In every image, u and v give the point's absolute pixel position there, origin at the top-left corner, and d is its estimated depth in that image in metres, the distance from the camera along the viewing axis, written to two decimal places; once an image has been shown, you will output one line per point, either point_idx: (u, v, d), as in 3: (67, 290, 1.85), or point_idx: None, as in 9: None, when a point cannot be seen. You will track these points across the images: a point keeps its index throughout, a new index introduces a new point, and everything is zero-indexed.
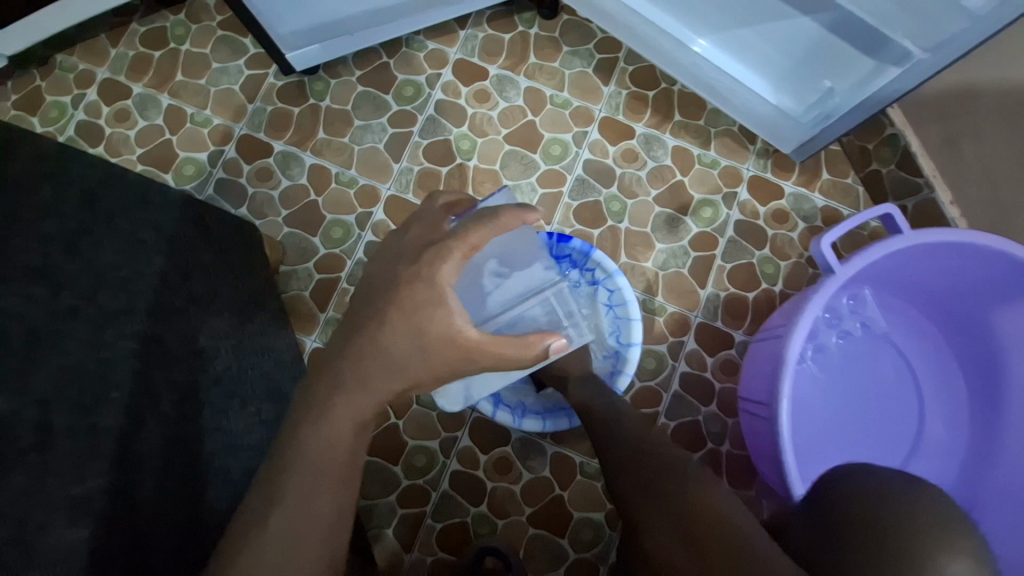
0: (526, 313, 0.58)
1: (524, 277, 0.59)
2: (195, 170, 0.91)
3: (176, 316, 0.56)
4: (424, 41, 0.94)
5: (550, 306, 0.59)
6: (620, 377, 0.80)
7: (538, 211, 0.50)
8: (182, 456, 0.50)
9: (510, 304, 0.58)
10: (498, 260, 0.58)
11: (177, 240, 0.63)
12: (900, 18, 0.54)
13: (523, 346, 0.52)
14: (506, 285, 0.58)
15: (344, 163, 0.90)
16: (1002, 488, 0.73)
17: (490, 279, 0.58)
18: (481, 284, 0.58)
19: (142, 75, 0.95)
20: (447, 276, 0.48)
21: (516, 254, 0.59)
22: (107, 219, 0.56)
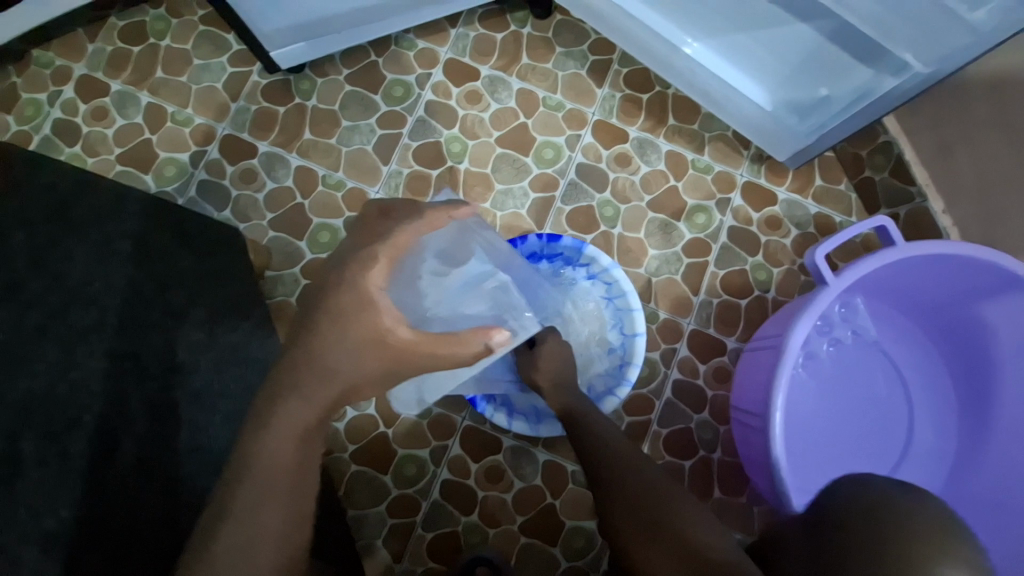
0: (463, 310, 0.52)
1: (457, 271, 0.52)
2: (176, 171, 0.88)
3: (150, 329, 0.54)
4: (415, 40, 0.92)
5: (492, 299, 0.53)
6: (629, 369, 0.79)
7: (469, 205, 0.51)
8: (160, 478, 0.49)
9: (445, 303, 0.52)
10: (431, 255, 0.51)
11: (150, 249, 0.60)
12: (904, 32, 0.53)
13: (459, 343, 0.47)
14: (441, 283, 0.51)
15: (331, 165, 0.88)
16: (984, 493, 0.75)
17: (423, 279, 0.51)
18: (417, 284, 0.50)
19: (120, 71, 0.91)
20: (376, 279, 0.46)
21: (448, 247, 0.52)
22: (76, 231, 0.53)
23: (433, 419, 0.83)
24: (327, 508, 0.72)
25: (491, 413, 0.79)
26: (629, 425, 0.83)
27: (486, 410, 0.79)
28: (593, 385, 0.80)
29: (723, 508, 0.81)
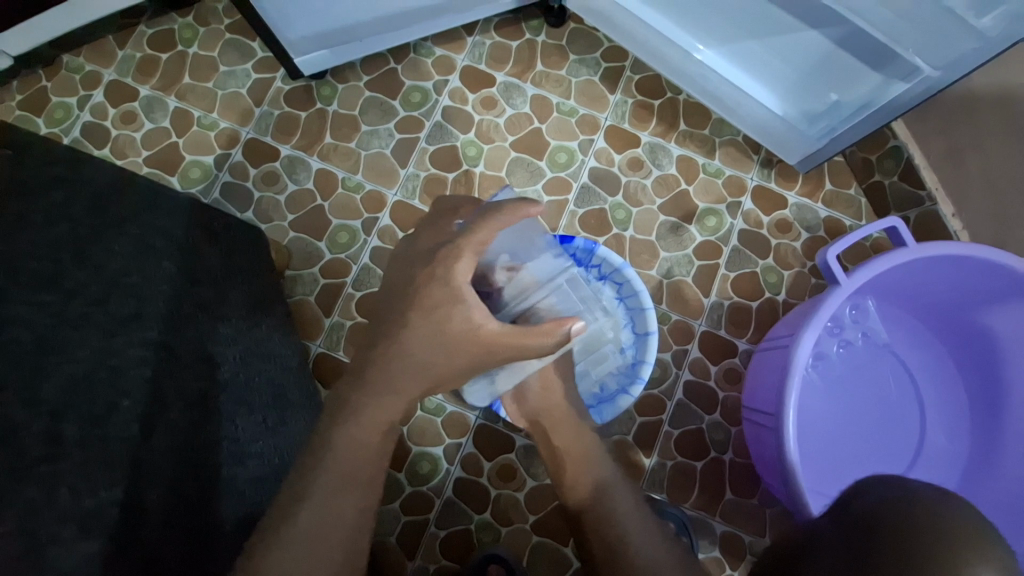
0: (539, 302, 0.57)
1: (530, 267, 0.58)
2: (201, 173, 0.91)
3: (185, 321, 0.56)
4: (432, 47, 0.95)
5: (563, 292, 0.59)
6: (642, 367, 0.80)
7: (540, 205, 0.52)
8: (193, 466, 0.50)
9: (521, 296, 0.57)
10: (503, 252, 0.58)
11: (185, 246, 0.62)
12: (912, 36, 0.55)
13: (541, 333, 0.51)
14: (515, 278, 0.57)
15: (350, 168, 0.90)
16: (998, 496, 0.74)
17: (499, 274, 0.57)
18: (493, 278, 0.57)
19: (148, 77, 0.95)
20: (461, 273, 0.51)
21: (519, 245, 0.58)
22: (116, 224, 0.55)
23: (447, 417, 0.84)
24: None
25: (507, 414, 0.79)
26: (640, 426, 0.84)
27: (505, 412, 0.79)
28: (607, 385, 0.81)
29: (735, 510, 0.81)
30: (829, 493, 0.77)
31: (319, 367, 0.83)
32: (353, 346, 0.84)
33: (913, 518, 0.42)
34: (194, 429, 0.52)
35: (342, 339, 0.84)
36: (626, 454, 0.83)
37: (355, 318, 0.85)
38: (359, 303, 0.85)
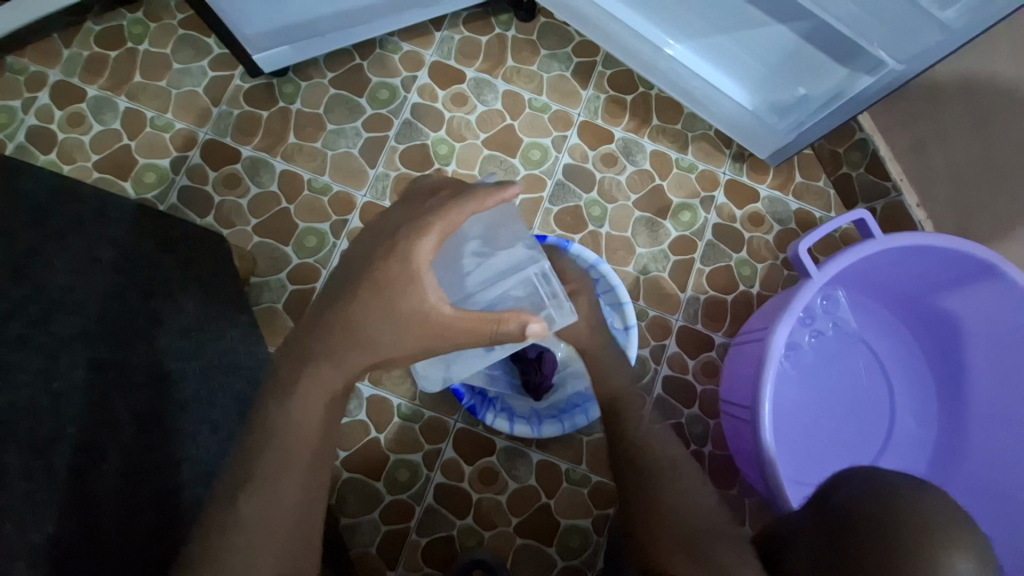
0: (500, 293, 0.55)
1: (498, 257, 0.56)
2: (156, 177, 0.86)
3: (136, 338, 0.53)
4: (399, 43, 0.92)
5: (527, 283, 0.56)
6: None
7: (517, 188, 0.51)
8: (146, 492, 0.48)
9: (482, 283, 0.55)
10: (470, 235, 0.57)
11: (134, 258, 0.59)
12: (879, 31, 0.55)
13: (495, 321, 0.50)
14: (480, 266, 0.56)
15: (316, 169, 0.87)
16: (967, 475, 0.77)
17: (463, 259, 0.56)
18: (459, 264, 0.56)
19: (97, 77, 0.89)
20: (425, 252, 0.49)
21: (491, 229, 0.57)
22: (57, 236, 0.51)
23: (425, 422, 0.82)
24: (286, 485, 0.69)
25: (493, 421, 0.76)
26: None
27: (489, 420, 0.76)
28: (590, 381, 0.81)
29: None
30: (805, 481, 0.78)
31: None
32: None
33: (888, 506, 0.42)
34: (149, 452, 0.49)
35: None
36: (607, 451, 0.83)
37: None
38: None
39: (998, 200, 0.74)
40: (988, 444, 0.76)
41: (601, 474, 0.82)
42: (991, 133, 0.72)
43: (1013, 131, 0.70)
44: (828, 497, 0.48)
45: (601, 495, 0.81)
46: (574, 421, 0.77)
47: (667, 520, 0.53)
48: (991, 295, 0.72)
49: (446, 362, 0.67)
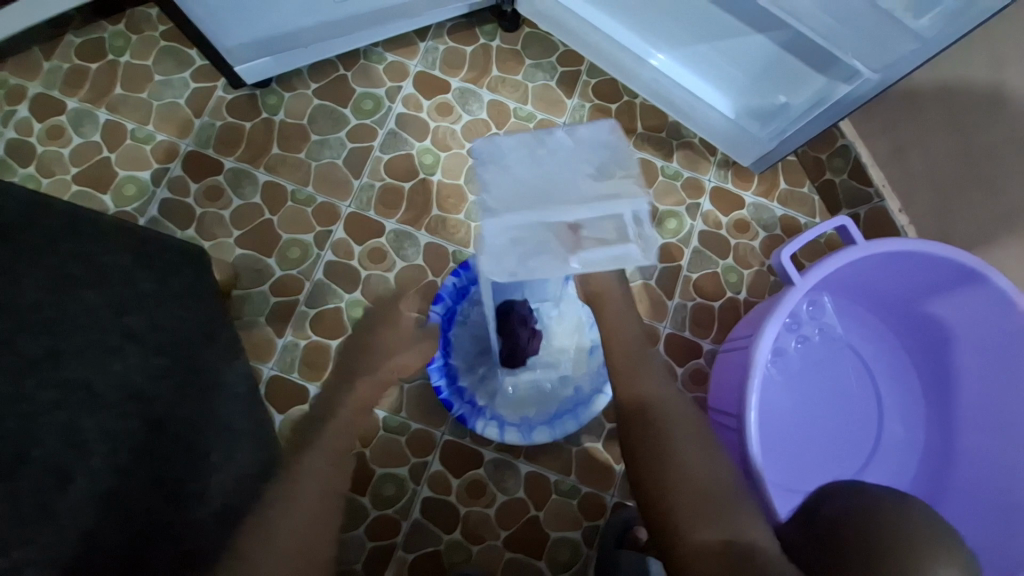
0: (596, 216, 0.61)
1: (608, 181, 0.62)
2: (136, 189, 0.85)
3: (109, 357, 0.48)
4: (383, 53, 0.92)
5: (621, 222, 0.62)
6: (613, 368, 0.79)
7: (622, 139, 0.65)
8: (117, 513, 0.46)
9: (588, 199, 0.60)
10: (583, 155, 0.64)
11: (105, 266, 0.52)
12: (851, 39, 0.55)
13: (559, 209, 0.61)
14: (591, 184, 0.62)
15: (300, 180, 0.86)
16: (958, 482, 0.77)
17: (575, 175, 0.63)
18: (565, 169, 0.64)
19: (77, 89, 0.88)
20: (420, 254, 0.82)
21: (604, 160, 0.64)
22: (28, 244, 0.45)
23: (412, 435, 0.81)
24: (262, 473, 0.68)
25: (483, 428, 0.76)
26: (609, 432, 0.83)
27: (479, 428, 0.76)
28: (580, 387, 0.80)
29: None
30: (793, 488, 0.78)
31: (274, 392, 0.80)
32: (311, 367, 0.81)
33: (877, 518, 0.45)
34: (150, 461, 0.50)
35: (295, 361, 0.81)
36: (596, 461, 0.82)
37: (310, 337, 0.82)
38: (314, 320, 0.82)
39: (979, 205, 0.75)
40: (975, 450, 0.76)
41: (590, 485, 0.81)
42: (970, 138, 0.73)
43: (990, 137, 0.71)
44: (817, 511, 0.53)
45: (590, 507, 0.81)
46: (563, 429, 0.77)
47: (685, 479, 0.53)
48: (973, 299, 0.73)
49: (518, 258, 0.62)
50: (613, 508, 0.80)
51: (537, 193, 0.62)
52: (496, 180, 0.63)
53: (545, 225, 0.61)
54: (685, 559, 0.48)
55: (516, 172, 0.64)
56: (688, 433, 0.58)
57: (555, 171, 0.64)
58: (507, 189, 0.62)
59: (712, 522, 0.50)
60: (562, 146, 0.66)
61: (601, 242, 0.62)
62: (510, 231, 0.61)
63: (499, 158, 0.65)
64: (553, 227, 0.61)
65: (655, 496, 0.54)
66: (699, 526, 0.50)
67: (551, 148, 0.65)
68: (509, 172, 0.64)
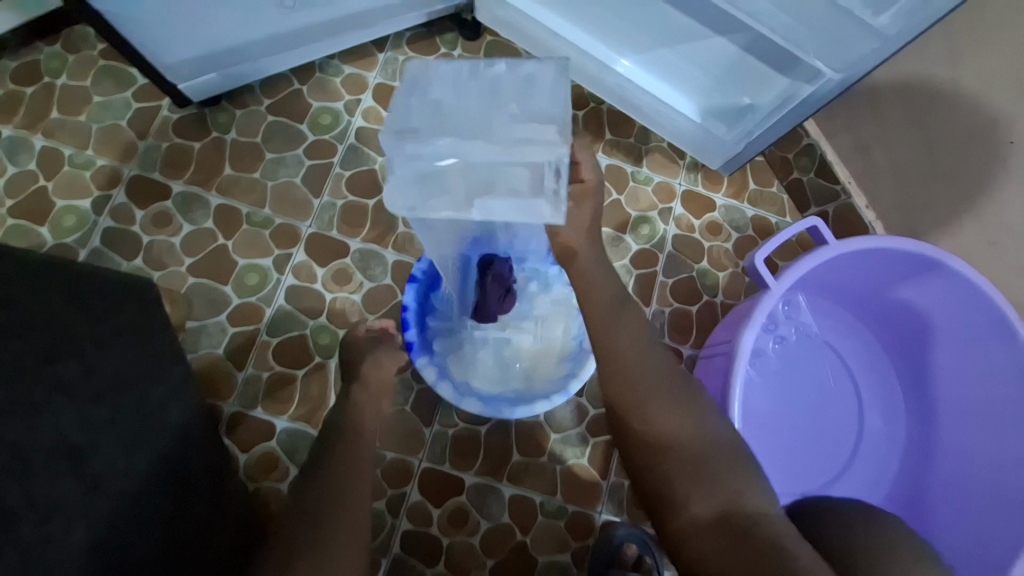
0: (508, 160, 0.54)
1: (533, 125, 0.54)
2: (76, 220, 0.79)
3: (37, 413, 0.42)
4: (340, 66, 0.88)
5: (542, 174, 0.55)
6: (572, 382, 0.73)
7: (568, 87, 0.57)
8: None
9: (506, 140, 0.53)
10: (510, 96, 0.56)
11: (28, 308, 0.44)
12: (812, 41, 0.55)
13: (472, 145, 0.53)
14: (515, 126, 0.54)
15: (256, 202, 0.82)
16: (940, 475, 0.77)
17: (498, 114, 0.55)
18: (491, 105, 0.56)
19: (7, 114, 0.82)
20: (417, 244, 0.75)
21: (538, 104, 0.56)
22: None
23: (388, 465, 0.77)
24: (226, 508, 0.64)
25: (423, 365, 0.73)
26: (593, 448, 0.81)
27: (421, 364, 0.73)
28: (534, 387, 0.75)
29: None
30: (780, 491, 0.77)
31: (237, 429, 0.75)
32: (276, 400, 0.76)
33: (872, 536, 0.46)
34: (101, 524, 0.44)
35: (259, 394, 0.76)
36: (582, 479, 0.80)
37: (273, 368, 0.77)
38: (276, 349, 0.78)
39: (943, 200, 0.76)
40: (954, 443, 0.77)
41: (577, 504, 0.79)
42: (930, 134, 0.74)
43: (949, 133, 0.72)
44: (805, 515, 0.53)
45: (578, 527, 0.78)
46: (493, 410, 0.71)
47: (679, 442, 0.53)
48: (942, 291, 0.73)
49: (417, 192, 0.55)
50: (602, 526, 0.78)
51: (452, 125, 0.54)
52: (414, 104, 0.55)
53: (455, 160, 0.54)
54: (681, 532, 0.49)
55: (440, 100, 0.55)
56: (682, 393, 0.56)
57: (478, 106, 0.55)
58: (424, 116, 0.54)
59: (709, 494, 0.49)
60: (498, 80, 0.57)
61: (511, 192, 0.55)
62: (414, 159, 0.54)
63: (426, 84, 0.57)
64: (464, 163, 0.54)
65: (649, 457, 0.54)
66: (696, 500, 0.49)
67: (482, 82, 0.57)
68: (431, 97, 0.55)
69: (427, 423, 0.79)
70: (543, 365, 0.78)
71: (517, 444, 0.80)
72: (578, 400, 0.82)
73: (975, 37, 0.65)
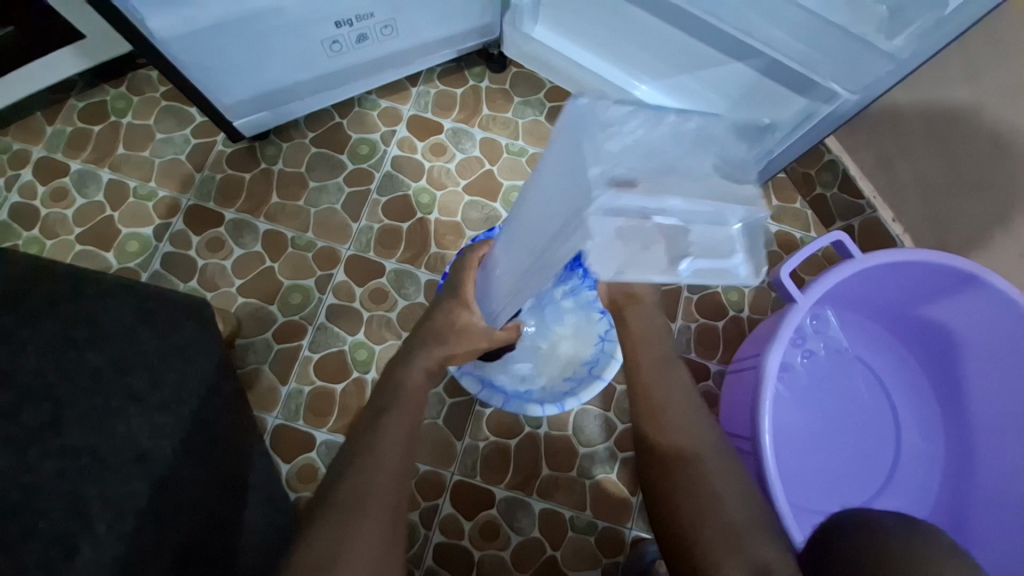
0: (714, 233, 0.43)
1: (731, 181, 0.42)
2: (139, 246, 0.87)
3: (111, 421, 0.45)
4: (377, 100, 0.95)
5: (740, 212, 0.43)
6: (569, 400, 0.77)
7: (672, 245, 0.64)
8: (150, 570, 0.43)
9: (707, 192, 0.41)
10: (705, 138, 0.43)
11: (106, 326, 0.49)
12: (827, 65, 0.57)
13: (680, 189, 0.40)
14: (712, 174, 0.42)
15: (300, 227, 0.88)
16: (984, 494, 0.74)
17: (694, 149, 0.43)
18: (684, 147, 0.42)
19: (81, 151, 0.91)
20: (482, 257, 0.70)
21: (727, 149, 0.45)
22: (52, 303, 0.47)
23: (422, 476, 0.79)
24: (270, 510, 0.68)
25: None
26: (622, 463, 0.81)
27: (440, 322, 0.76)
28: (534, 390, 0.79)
29: None
30: (810, 508, 0.76)
31: (280, 440, 0.79)
32: (316, 413, 0.80)
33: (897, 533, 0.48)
34: (166, 523, 0.45)
35: (300, 408, 0.80)
36: (612, 494, 0.80)
37: (314, 383, 0.81)
38: (317, 364, 0.82)
39: (973, 212, 0.76)
40: (998, 459, 0.75)
41: (607, 520, 0.79)
42: (953, 147, 0.74)
43: (975, 146, 0.72)
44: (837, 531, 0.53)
45: (609, 544, 0.78)
46: (489, 397, 0.77)
47: (696, 494, 0.52)
48: (976, 304, 0.72)
49: (616, 249, 0.43)
50: (633, 542, 0.78)
51: (644, 178, 0.40)
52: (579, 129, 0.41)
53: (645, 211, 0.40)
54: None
55: (623, 119, 0.41)
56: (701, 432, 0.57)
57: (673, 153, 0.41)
58: (609, 162, 0.40)
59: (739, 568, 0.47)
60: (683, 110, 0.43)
61: (714, 245, 0.43)
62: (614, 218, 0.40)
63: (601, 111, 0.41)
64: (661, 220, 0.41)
65: (665, 510, 0.53)
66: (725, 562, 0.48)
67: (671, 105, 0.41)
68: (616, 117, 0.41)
69: (459, 436, 0.81)
70: (551, 374, 0.81)
71: (546, 459, 0.81)
72: (606, 414, 0.83)
73: (993, 54, 0.66)
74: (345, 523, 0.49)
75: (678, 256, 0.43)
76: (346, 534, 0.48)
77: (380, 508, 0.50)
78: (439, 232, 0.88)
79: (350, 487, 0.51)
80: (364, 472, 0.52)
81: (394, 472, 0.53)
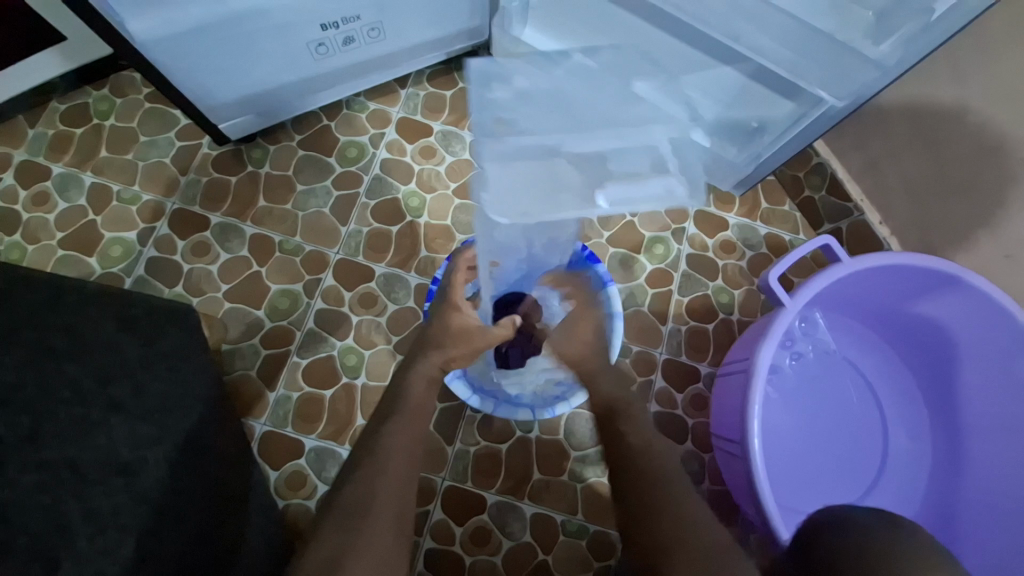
0: (629, 164, 0.57)
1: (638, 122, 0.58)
2: (123, 251, 0.85)
3: (92, 432, 0.44)
4: (365, 102, 0.94)
5: (659, 162, 0.57)
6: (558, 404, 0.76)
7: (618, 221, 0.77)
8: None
9: (608, 134, 0.57)
10: (615, 92, 0.62)
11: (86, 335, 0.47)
12: (814, 71, 0.57)
13: (581, 132, 0.56)
14: (620, 121, 0.58)
15: (287, 231, 0.87)
16: (971, 493, 0.75)
17: (598, 100, 0.60)
18: (585, 99, 0.59)
19: (62, 154, 0.89)
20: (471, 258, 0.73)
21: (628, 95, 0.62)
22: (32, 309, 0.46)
23: None
24: (260, 520, 0.67)
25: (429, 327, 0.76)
26: None
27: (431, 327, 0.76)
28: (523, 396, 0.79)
29: None
30: (801, 509, 0.76)
31: (268, 447, 0.78)
32: (305, 419, 0.79)
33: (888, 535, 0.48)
34: (150, 538, 0.44)
35: (289, 414, 0.79)
36: (603, 498, 0.80)
37: (303, 388, 0.80)
38: (305, 370, 0.81)
39: (960, 214, 0.76)
40: (983, 459, 0.76)
41: (598, 524, 0.79)
42: (939, 151, 0.75)
43: (960, 149, 0.73)
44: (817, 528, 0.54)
45: (600, 547, 0.78)
46: (480, 402, 0.76)
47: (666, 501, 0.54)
48: (962, 307, 0.73)
49: (533, 193, 0.57)
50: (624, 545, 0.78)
51: (550, 126, 0.56)
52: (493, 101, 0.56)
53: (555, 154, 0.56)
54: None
55: (531, 84, 0.57)
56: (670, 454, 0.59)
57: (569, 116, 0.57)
58: (517, 115, 0.56)
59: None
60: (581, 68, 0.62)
61: (627, 177, 0.56)
62: (515, 162, 0.56)
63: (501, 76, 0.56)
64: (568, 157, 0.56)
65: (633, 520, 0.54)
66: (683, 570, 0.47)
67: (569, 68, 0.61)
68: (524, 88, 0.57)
69: (450, 441, 0.81)
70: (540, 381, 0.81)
71: (537, 463, 0.81)
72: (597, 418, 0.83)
73: (979, 58, 0.67)
74: (351, 525, 0.49)
75: (596, 189, 0.56)
76: (348, 539, 0.48)
77: (385, 513, 0.51)
78: (429, 236, 0.88)
79: (351, 492, 0.52)
80: (367, 478, 0.53)
81: (398, 481, 0.54)
